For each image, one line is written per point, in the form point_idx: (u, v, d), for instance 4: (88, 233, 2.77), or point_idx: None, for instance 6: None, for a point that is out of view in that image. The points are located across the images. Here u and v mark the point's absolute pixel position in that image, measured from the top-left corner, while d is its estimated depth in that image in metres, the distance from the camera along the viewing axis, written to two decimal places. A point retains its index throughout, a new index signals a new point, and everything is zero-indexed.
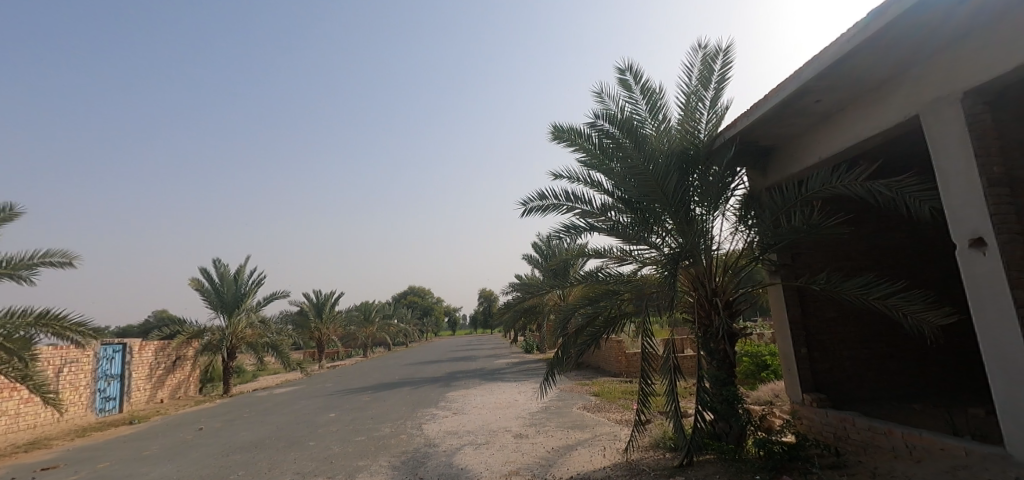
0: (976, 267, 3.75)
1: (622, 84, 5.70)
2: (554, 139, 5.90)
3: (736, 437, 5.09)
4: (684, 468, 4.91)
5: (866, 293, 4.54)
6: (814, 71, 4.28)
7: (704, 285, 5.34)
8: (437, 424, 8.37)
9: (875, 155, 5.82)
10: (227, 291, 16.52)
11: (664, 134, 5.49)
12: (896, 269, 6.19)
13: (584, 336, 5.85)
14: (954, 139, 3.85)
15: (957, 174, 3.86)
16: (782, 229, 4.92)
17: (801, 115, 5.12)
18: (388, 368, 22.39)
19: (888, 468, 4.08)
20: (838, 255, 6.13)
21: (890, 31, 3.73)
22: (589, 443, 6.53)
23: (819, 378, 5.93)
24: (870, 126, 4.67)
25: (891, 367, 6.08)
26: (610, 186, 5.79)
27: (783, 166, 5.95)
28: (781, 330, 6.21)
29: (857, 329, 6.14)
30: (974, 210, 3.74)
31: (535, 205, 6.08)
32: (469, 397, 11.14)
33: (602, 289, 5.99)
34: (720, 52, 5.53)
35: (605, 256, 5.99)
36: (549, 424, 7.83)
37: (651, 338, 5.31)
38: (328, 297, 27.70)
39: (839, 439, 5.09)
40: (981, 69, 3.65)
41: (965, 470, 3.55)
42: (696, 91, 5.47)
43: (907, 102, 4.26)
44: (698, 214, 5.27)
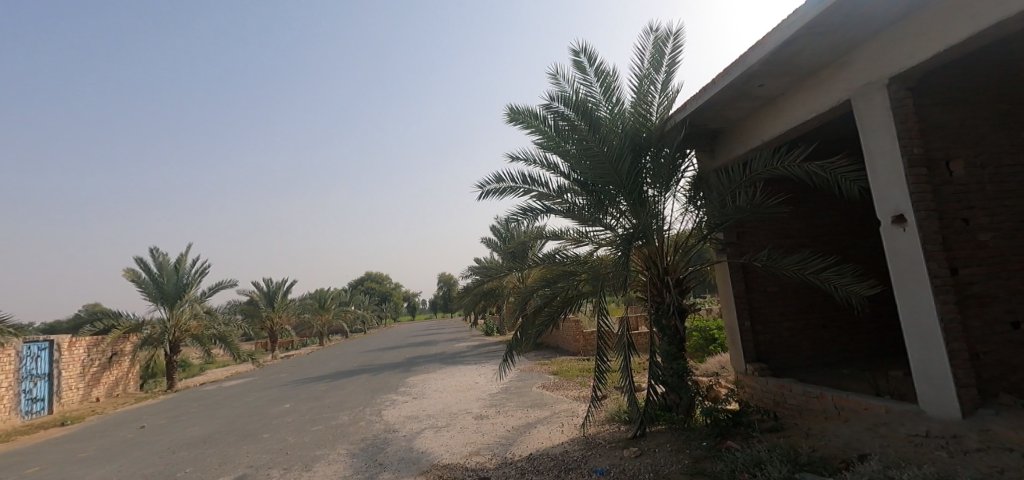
0: (897, 242, 4.06)
1: (577, 66, 5.74)
2: (510, 120, 5.88)
3: (685, 408, 5.36)
4: (638, 439, 5.15)
5: (803, 267, 4.83)
6: (758, 56, 4.45)
7: (657, 264, 5.52)
8: (397, 410, 8.33)
9: (813, 138, 6.15)
10: (168, 282, 15.59)
11: (618, 117, 5.56)
12: (830, 246, 6.61)
13: (542, 317, 5.96)
14: (881, 122, 4.12)
15: (882, 155, 4.13)
16: (729, 209, 5.17)
17: (746, 99, 5.32)
18: (346, 356, 21.94)
19: (819, 428, 4.42)
20: (778, 233, 6.50)
21: (825, 19, 3.92)
22: (548, 420, 6.71)
23: (761, 348, 6.34)
24: (808, 110, 4.92)
25: (825, 337, 6.52)
26: (567, 168, 5.84)
27: (730, 148, 6.20)
28: (727, 305, 6.56)
29: (795, 302, 6.55)
30: (897, 189, 4.04)
31: (492, 188, 6.06)
32: (429, 382, 11.11)
33: (559, 270, 6.09)
34: (671, 36, 5.65)
35: (563, 238, 6.08)
36: (509, 404, 7.96)
37: (606, 316, 5.45)
38: (279, 285, 26.73)
39: (778, 404, 5.46)
40: (903, 58, 3.92)
41: (884, 427, 3.91)
42: (648, 74, 5.57)
43: (841, 88, 4.51)
44: (651, 196, 5.42)
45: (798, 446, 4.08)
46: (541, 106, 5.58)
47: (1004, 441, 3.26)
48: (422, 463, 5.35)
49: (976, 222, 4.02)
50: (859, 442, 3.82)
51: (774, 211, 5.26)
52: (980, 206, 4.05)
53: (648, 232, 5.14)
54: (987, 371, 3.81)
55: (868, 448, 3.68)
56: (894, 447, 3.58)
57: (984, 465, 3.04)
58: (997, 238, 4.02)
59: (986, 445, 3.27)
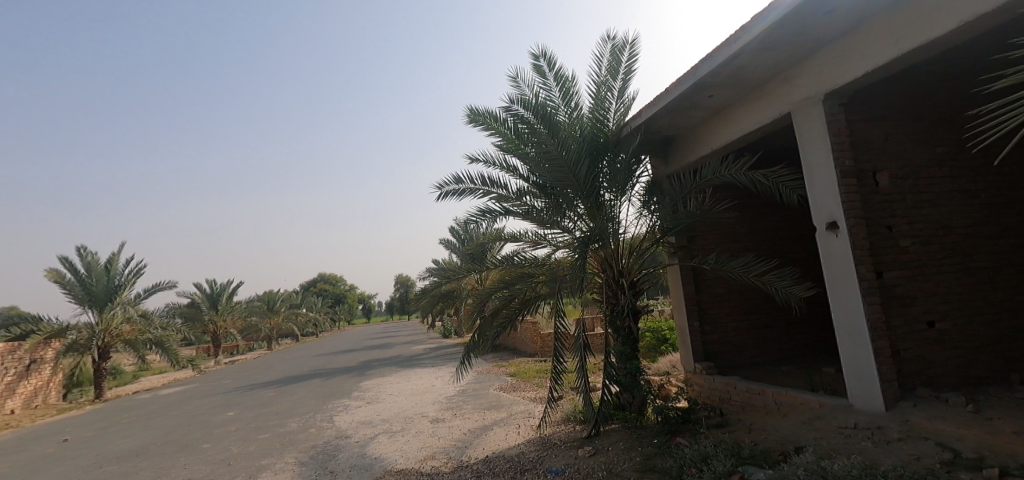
0: (831, 247, 4.34)
1: (537, 70, 5.79)
2: (469, 121, 5.86)
3: (638, 406, 5.51)
4: (593, 438, 5.24)
5: (747, 270, 5.08)
6: (708, 68, 4.65)
7: (612, 266, 5.64)
8: (350, 415, 8.10)
9: (757, 148, 6.48)
10: (97, 283, 14.51)
11: (577, 121, 5.66)
12: (772, 250, 6.98)
13: (500, 319, 5.97)
14: (817, 135, 4.41)
15: (819, 165, 4.41)
16: (680, 214, 5.37)
17: (697, 109, 5.54)
18: (296, 360, 21.12)
19: (761, 423, 4.66)
20: (726, 237, 6.81)
21: (769, 36, 4.14)
22: (504, 422, 6.71)
23: (709, 347, 6.60)
24: (753, 122, 5.18)
25: (767, 336, 6.87)
26: (526, 171, 5.87)
27: (682, 155, 6.43)
28: (678, 306, 6.80)
29: (741, 303, 6.87)
30: (831, 198, 4.32)
31: (451, 190, 6.02)
32: (384, 386, 10.86)
33: (518, 272, 6.11)
34: (628, 44, 5.80)
35: (521, 240, 6.11)
36: (466, 407, 7.91)
37: (563, 317, 5.52)
38: (224, 287, 25.43)
39: (724, 401, 5.71)
40: (837, 76, 4.21)
41: (819, 421, 4.16)
42: (605, 81, 5.70)
43: (782, 102, 4.78)
44: (608, 200, 5.54)
45: (741, 441, 4.28)
46: (501, 108, 5.59)
47: (921, 430, 3.54)
48: (376, 469, 5.23)
49: (898, 229, 4.35)
50: (796, 435, 4.05)
51: (721, 216, 5.50)
52: (902, 214, 4.38)
53: (604, 235, 5.25)
54: (907, 367, 4.13)
55: (804, 440, 3.91)
56: (827, 439, 3.81)
57: (904, 453, 3.30)
58: (917, 244, 4.37)
59: (906, 434, 3.54)
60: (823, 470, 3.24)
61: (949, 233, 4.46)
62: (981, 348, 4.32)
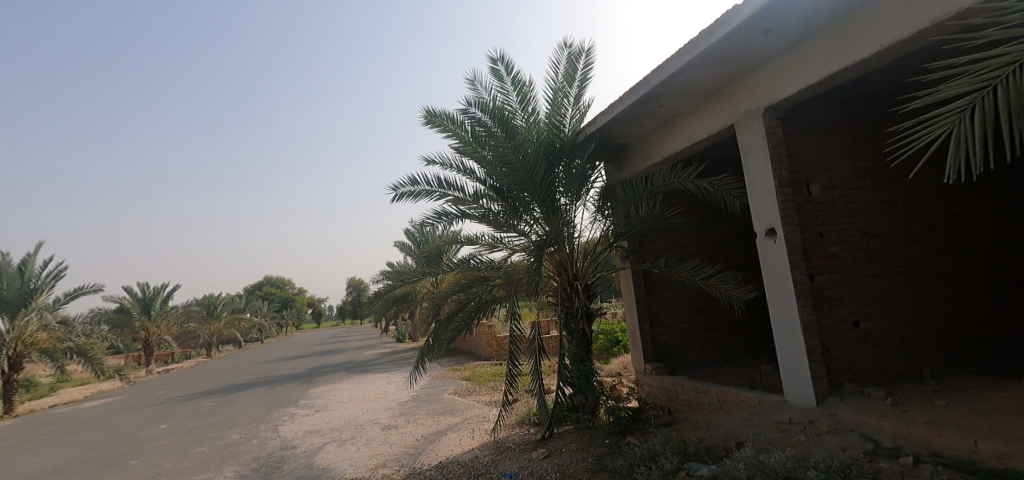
0: (769, 252, 4.60)
1: (494, 73, 5.80)
2: (426, 123, 5.79)
3: (591, 407, 5.61)
4: (546, 440, 5.29)
5: (694, 274, 5.29)
6: (658, 79, 4.82)
7: (567, 269, 5.73)
8: (296, 424, 7.77)
9: (704, 157, 6.78)
10: (8, 287, 13.23)
11: (533, 126, 5.71)
12: (717, 254, 7.31)
13: (455, 323, 5.92)
14: (758, 146, 4.67)
15: (759, 175, 4.68)
16: (632, 219, 5.53)
17: (649, 117, 5.73)
18: (238, 368, 20.05)
19: (706, 420, 4.86)
20: (675, 242, 7.07)
21: (715, 52, 4.36)
22: (458, 427, 6.65)
23: (658, 349, 6.83)
24: (700, 132, 5.43)
25: (712, 337, 7.18)
26: (483, 174, 5.87)
27: (634, 162, 6.63)
28: (630, 309, 6.98)
29: (688, 305, 7.14)
30: (769, 206, 4.58)
31: (406, 191, 5.92)
32: (333, 393, 10.50)
33: (473, 275, 6.08)
34: (583, 52, 5.93)
35: (478, 243, 6.10)
36: (419, 413, 7.77)
37: (518, 321, 5.54)
38: (158, 290, 23.83)
39: (672, 400, 5.92)
40: (776, 91, 4.48)
41: (758, 416, 4.39)
42: (562, 87, 5.80)
43: (727, 114, 5.03)
44: (563, 204, 5.63)
45: (688, 438, 4.44)
46: (458, 110, 5.56)
47: (847, 423, 3.81)
48: None
49: (829, 236, 4.67)
50: (738, 431, 4.25)
51: (670, 222, 5.71)
52: (831, 222, 4.71)
53: (560, 239, 5.32)
54: (835, 364, 4.43)
55: (744, 436, 4.11)
56: (764, 434, 4.03)
57: (833, 445, 3.53)
58: (844, 250, 4.70)
59: (834, 427, 3.80)
60: (761, 463, 3.42)
61: (872, 240, 4.83)
62: (899, 346, 4.70)
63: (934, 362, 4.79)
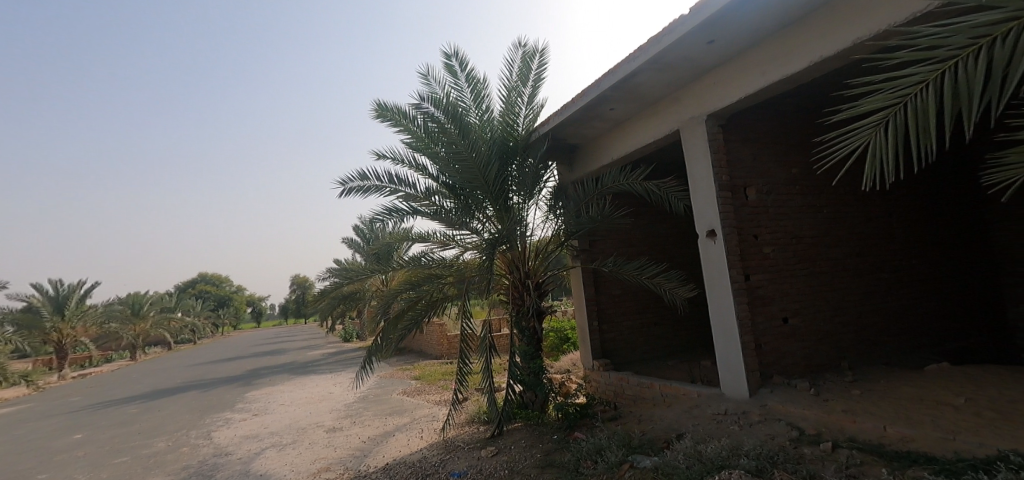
0: (709, 252, 4.83)
1: (448, 69, 5.73)
2: (377, 116, 5.64)
3: (540, 404, 5.67)
4: (496, 438, 5.30)
5: (640, 273, 5.47)
6: (609, 83, 4.93)
7: (519, 268, 5.75)
8: (232, 430, 7.36)
9: (651, 160, 7.02)
10: None
11: (487, 124, 5.69)
12: (663, 254, 7.60)
13: (404, 321, 5.80)
14: (700, 151, 4.89)
15: (701, 178, 4.89)
16: (583, 219, 5.64)
17: (600, 120, 5.86)
18: (168, 371, 18.73)
19: (649, 414, 5.04)
20: (623, 242, 7.28)
21: (663, 59, 4.51)
22: (407, 427, 6.54)
23: (606, 345, 7.01)
24: (648, 135, 5.61)
25: (657, 334, 7.45)
26: (435, 170, 5.79)
27: (585, 163, 6.76)
28: (580, 307, 7.12)
29: (634, 303, 7.38)
30: (710, 208, 4.81)
31: (355, 186, 5.74)
32: (274, 396, 10.04)
33: (424, 273, 5.99)
34: (538, 53, 5.97)
35: (429, 240, 6.01)
36: (366, 414, 7.58)
37: (470, 319, 5.50)
38: (74, 288, 21.86)
39: (618, 395, 6.09)
40: (718, 99, 4.71)
41: (697, 409, 4.61)
42: (516, 87, 5.81)
43: (673, 119, 5.23)
44: (516, 203, 5.65)
45: (632, 431, 4.59)
46: (411, 105, 5.45)
47: (776, 413, 4.07)
48: None
49: (763, 238, 4.96)
50: (678, 424, 4.44)
51: (619, 222, 5.87)
52: (765, 225, 5.00)
53: (512, 237, 5.33)
54: (767, 358, 4.72)
55: (684, 428, 4.30)
56: (702, 425, 4.23)
57: (762, 434, 3.77)
58: (776, 251, 5.01)
59: (764, 417, 4.04)
60: (698, 453, 3.59)
61: (801, 241, 5.18)
62: (823, 340, 5.07)
63: (852, 354, 5.21)
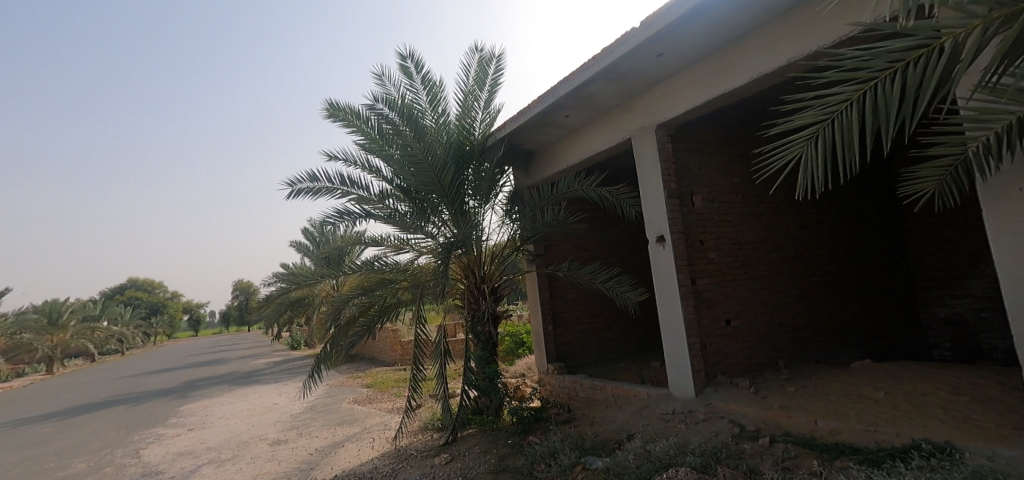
0: (659, 257, 5.00)
1: (403, 70, 5.65)
2: (328, 116, 5.47)
3: (495, 409, 5.65)
4: (450, 445, 5.23)
5: (593, 277, 5.58)
6: (564, 91, 5.02)
7: (475, 272, 5.73)
8: (165, 446, 6.88)
9: (605, 167, 7.20)
10: None
11: (443, 127, 5.64)
12: (615, 259, 7.79)
13: (356, 328, 5.64)
14: (650, 159, 5.06)
15: (651, 186, 5.06)
16: (539, 224, 5.70)
17: (555, 126, 5.95)
18: (91, 385, 17.27)
19: (601, 416, 5.14)
20: (577, 246, 7.41)
21: (615, 69, 4.64)
22: (357, 437, 6.34)
23: (560, 349, 7.10)
24: (601, 143, 5.75)
25: (610, 337, 7.61)
26: (389, 173, 5.67)
27: (541, 168, 6.85)
28: (534, 311, 7.17)
29: (588, 307, 7.52)
30: (660, 215, 4.98)
31: (304, 187, 5.53)
32: (213, 408, 9.48)
33: (378, 278, 5.85)
34: (494, 58, 6.00)
35: (383, 244, 5.87)
36: (313, 424, 7.29)
37: (424, 324, 5.41)
38: None
39: (571, 398, 6.17)
40: (667, 110, 4.89)
41: (647, 409, 4.74)
42: (472, 91, 5.81)
43: (625, 128, 5.38)
44: (472, 207, 5.65)
45: (585, 433, 4.66)
46: (364, 105, 5.32)
47: (719, 411, 4.25)
48: None
49: (708, 244, 5.20)
50: (629, 425, 4.55)
51: (573, 227, 5.97)
52: (710, 231, 5.24)
53: (468, 241, 5.30)
54: (712, 358, 4.92)
55: (635, 429, 4.42)
56: (652, 425, 4.36)
57: (707, 431, 3.93)
58: (720, 255, 5.26)
59: (709, 415, 4.22)
60: (648, 452, 3.69)
61: (742, 247, 5.47)
62: (762, 340, 5.36)
63: (788, 353, 5.54)
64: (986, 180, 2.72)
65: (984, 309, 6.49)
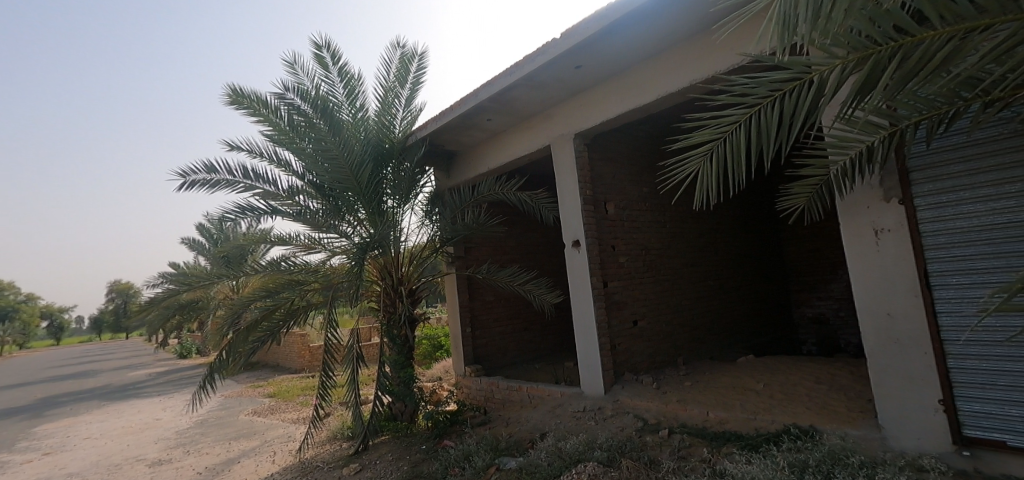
0: (574, 260, 5.19)
1: (318, 60, 5.36)
2: (230, 102, 5.03)
3: (409, 414, 5.52)
4: (360, 454, 5.02)
5: (511, 280, 5.67)
6: (487, 94, 5.05)
7: (392, 274, 5.56)
8: (12, 476, 5.88)
9: (525, 172, 7.34)
10: None
11: (361, 122, 5.42)
12: (534, 262, 7.97)
13: (257, 333, 5.21)
14: (568, 166, 5.26)
15: (568, 192, 5.26)
16: (459, 226, 5.69)
17: (477, 129, 5.96)
18: None
19: (516, 416, 5.23)
20: (497, 249, 7.48)
21: (536, 77, 4.75)
22: (256, 451, 5.88)
23: (478, 351, 7.11)
24: (522, 148, 5.85)
25: (527, 338, 7.77)
26: (300, 168, 5.34)
27: (462, 170, 6.84)
28: (453, 314, 7.12)
29: (506, 309, 7.61)
30: (575, 220, 5.19)
31: (200, 179, 5.03)
32: (77, 428, 8.26)
33: (284, 279, 5.48)
34: (417, 56, 5.89)
35: (291, 244, 5.51)
36: (204, 440, 6.63)
37: (335, 328, 5.14)
38: None
39: (488, 400, 6.20)
40: (584, 120, 5.11)
41: (559, 407, 4.91)
42: (393, 88, 5.67)
43: (545, 135, 5.54)
44: (391, 206, 5.50)
45: (499, 435, 4.71)
46: (272, 94, 4.96)
47: (626, 406, 4.50)
48: None
49: (619, 249, 5.50)
50: (542, 424, 4.68)
51: (493, 230, 6.03)
52: (622, 237, 5.55)
53: (385, 242, 5.12)
54: (620, 357, 5.20)
55: (548, 427, 4.55)
56: (563, 423, 4.52)
57: (614, 426, 4.15)
58: (629, 260, 5.59)
59: (616, 411, 4.46)
60: (559, 450, 3.81)
61: (649, 253, 5.85)
62: (664, 339, 5.76)
63: (686, 351, 6.01)
64: (843, 198, 3.16)
65: (841, 309, 7.54)
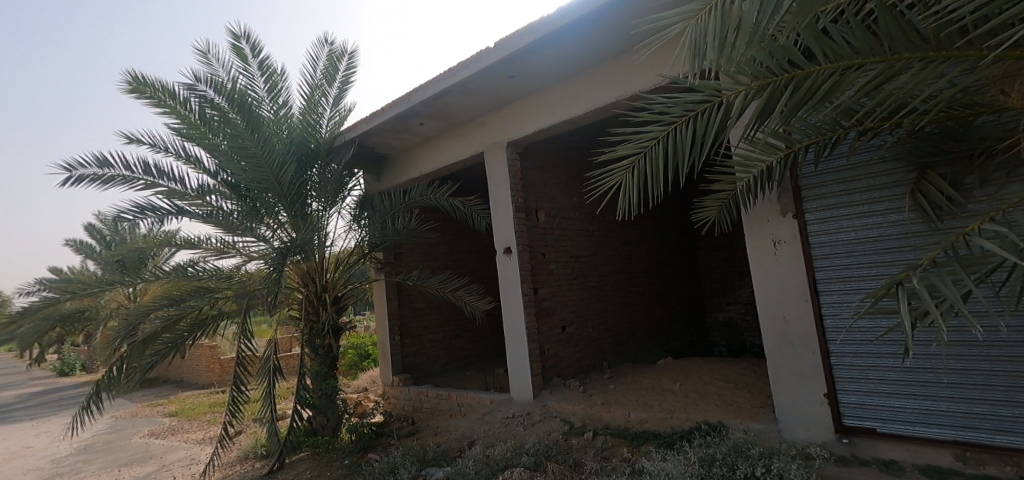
0: (505, 267, 5.24)
1: (235, 51, 5.01)
2: (130, 90, 4.56)
3: (331, 428, 5.26)
4: (275, 473, 4.70)
5: (442, 287, 5.60)
6: (419, 98, 4.98)
7: (315, 280, 5.29)
8: None
9: (458, 178, 7.31)
10: None
11: (284, 120, 5.13)
12: (465, 268, 7.93)
13: (156, 345, 4.71)
14: (500, 174, 5.31)
15: (501, 199, 5.30)
16: (388, 231, 5.54)
17: (409, 133, 5.85)
18: None
19: (445, 425, 5.16)
20: (428, 255, 7.36)
21: (471, 84, 4.76)
22: (153, 477, 5.31)
23: (407, 360, 6.93)
24: (455, 154, 5.82)
25: (458, 345, 7.69)
26: (213, 166, 4.96)
27: (393, 174, 6.67)
28: (381, 321, 6.89)
29: (437, 316, 7.50)
30: (506, 227, 5.24)
31: (90, 174, 4.50)
32: None
33: (191, 286, 5.03)
34: (347, 54, 5.69)
35: (200, 247, 5.08)
36: (88, 469, 5.88)
37: (250, 339, 4.79)
38: None
39: (416, 410, 6.06)
40: (517, 129, 5.19)
41: (488, 414, 4.91)
42: (319, 86, 5.43)
43: (478, 142, 5.55)
44: (315, 210, 5.22)
45: (426, 445, 4.62)
46: (181, 84, 4.56)
47: (553, 411, 4.59)
48: None
49: (549, 256, 5.62)
50: (470, 432, 4.66)
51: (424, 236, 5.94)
52: (551, 244, 5.68)
53: (308, 246, 4.87)
54: (549, 363, 5.30)
55: (476, 435, 4.53)
56: (491, 430, 4.53)
57: (541, 431, 4.21)
58: (559, 267, 5.73)
59: (543, 415, 4.54)
60: (486, 457, 3.81)
61: (577, 260, 6.04)
62: (591, 344, 5.96)
63: (611, 355, 6.26)
64: (748, 212, 3.46)
65: (747, 313, 8.23)
